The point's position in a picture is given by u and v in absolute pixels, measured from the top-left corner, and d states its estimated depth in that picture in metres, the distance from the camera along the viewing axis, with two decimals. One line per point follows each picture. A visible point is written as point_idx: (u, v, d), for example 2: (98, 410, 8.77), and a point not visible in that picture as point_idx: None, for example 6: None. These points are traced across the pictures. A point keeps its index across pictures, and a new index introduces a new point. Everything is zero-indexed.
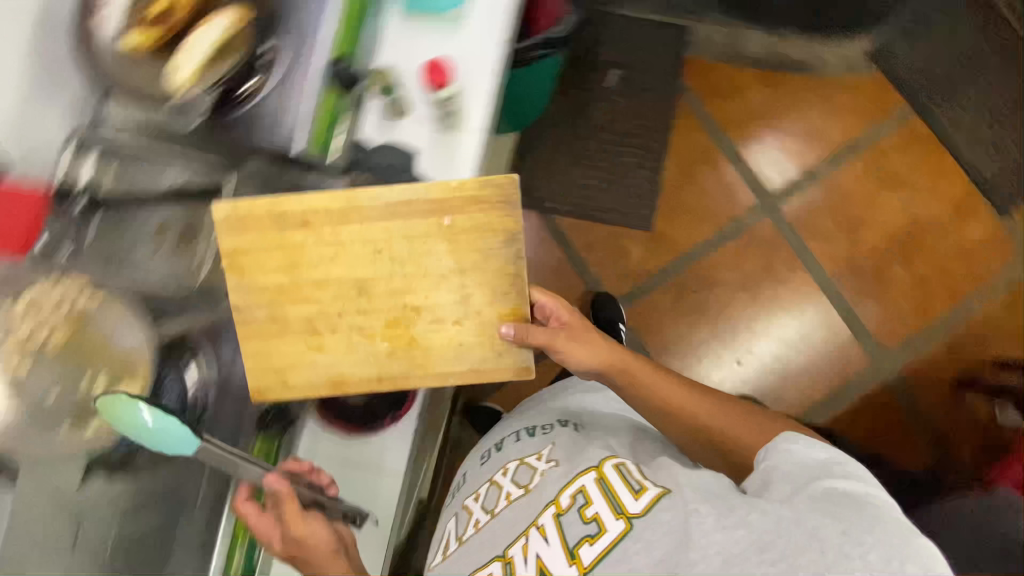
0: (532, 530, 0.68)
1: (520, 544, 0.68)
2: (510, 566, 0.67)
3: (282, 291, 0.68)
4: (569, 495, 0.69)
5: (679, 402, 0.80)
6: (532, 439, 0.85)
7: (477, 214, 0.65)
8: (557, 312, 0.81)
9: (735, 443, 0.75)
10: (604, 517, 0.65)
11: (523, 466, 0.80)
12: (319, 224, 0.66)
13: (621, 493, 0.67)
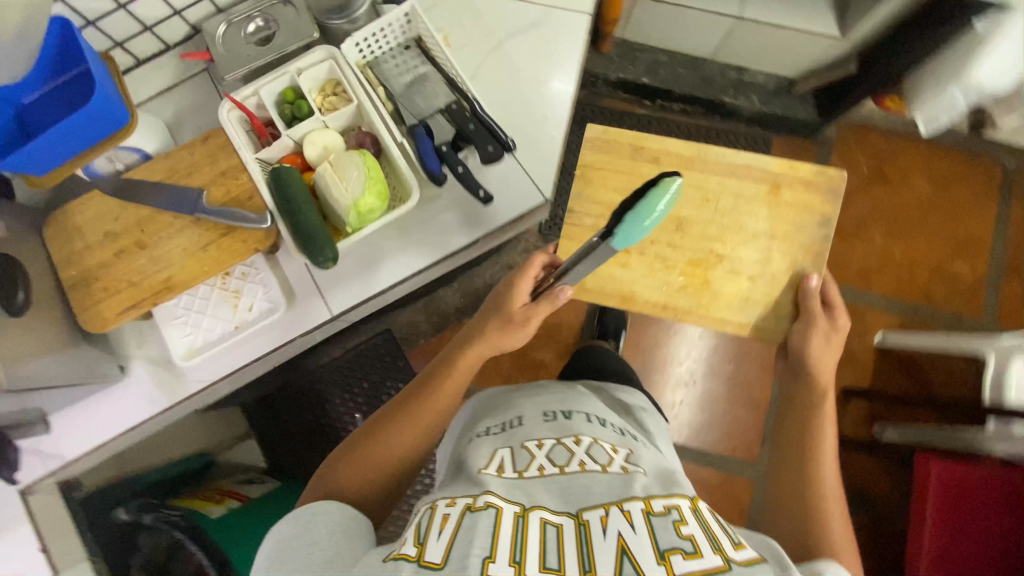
0: (578, 529, 0.87)
1: (597, 514, 0.88)
2: (524, 519, 0.86)
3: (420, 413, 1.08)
4: (664, 505, 0.90)
5: (828, 480, 1.03)
6: (573, 424, 1.10)
7: (801, 190, 1.21)
8: (835, 318, 1.16)
9: (818, 492, 1.01)
10: (698, 544, 0.83)
11: (597, 447, 1.03)
12: (702, 262, 1.20)
13: (718, 534, 0.87)
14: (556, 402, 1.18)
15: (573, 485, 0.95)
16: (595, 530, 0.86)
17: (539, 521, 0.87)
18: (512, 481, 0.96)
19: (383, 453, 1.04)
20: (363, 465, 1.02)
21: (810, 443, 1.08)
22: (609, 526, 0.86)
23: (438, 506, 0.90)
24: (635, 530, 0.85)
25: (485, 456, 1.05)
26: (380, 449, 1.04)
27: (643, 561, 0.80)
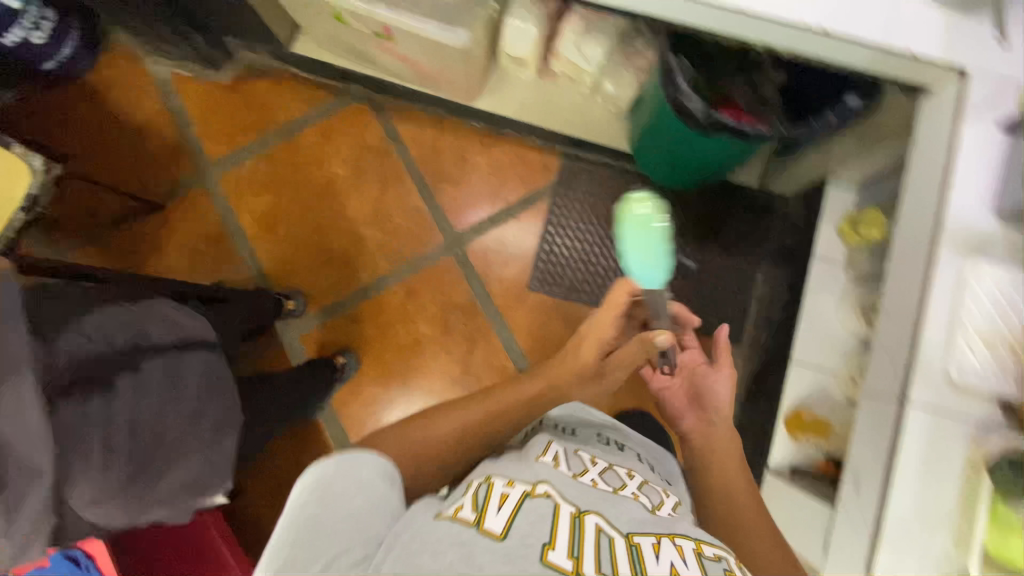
0: (527, 497, 0.64)
1: (650, 541, 0.64)
2: (579, 522, 0.63)
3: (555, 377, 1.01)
4: (542, 487, 0.67)
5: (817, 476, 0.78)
6: (630, 460, 0.86)
7: None
8: None
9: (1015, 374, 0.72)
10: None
11: (651, 487, 0.78)
12: None
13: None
14: (594, 422, 0.94)
15: (598, 497, 0.69)
16: (499, 494, 0.65)
17: (596, 532, 0.62)
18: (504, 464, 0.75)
19: (422, 441, 0.82)
20: (415, 452, 0.80)
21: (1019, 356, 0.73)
22: (498, 491, 0.66)
23: (494, 480, 0.68)
24: (502, 509, 0.63)
25: (542, 444, 0.79)
26: (411, 440, 0.81)
27: (497, 527, 0.60)
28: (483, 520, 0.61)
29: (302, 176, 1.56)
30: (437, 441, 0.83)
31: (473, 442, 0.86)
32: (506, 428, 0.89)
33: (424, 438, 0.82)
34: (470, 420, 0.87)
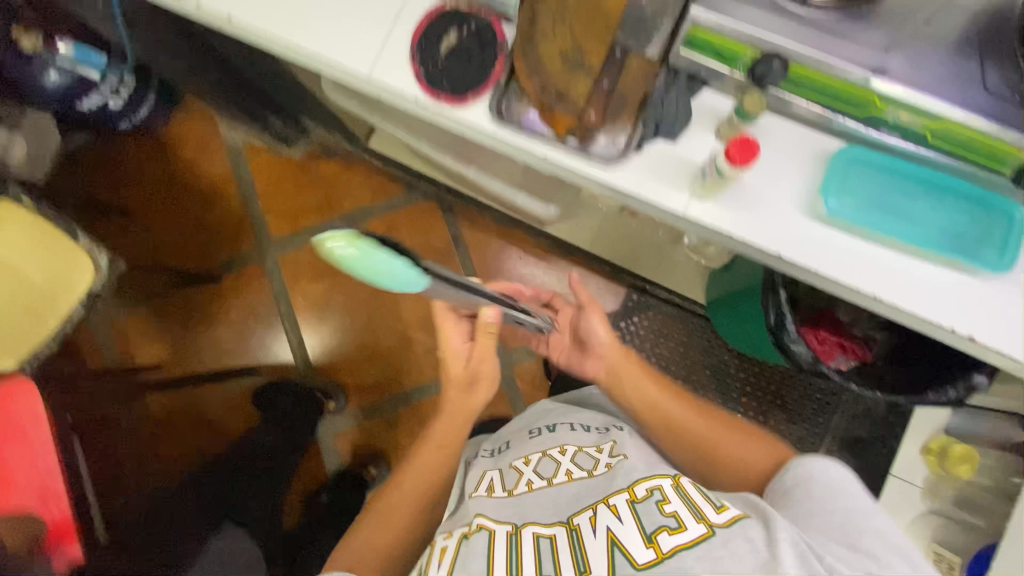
0: (466, 540, 0.74)
1: (587, 516, 0.74)
2: (516, 537, 0.74)
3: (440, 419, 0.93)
4: (477, 525, 0.75)
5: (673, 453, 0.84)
6: (565, 435, 0.93)
7: None
8: None
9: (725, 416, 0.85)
10: (685, 517, 0.69)
11: (585, 454, 0.87)
12: None
13: (703, 504, 0.71)
14: (541, 419, 1.02)
15: (534, 501, 0.80)
16: (439, 549, 0.75)
17: (531, 535, 0.74)
18: (458, 518, 0.81)
19: (371, 543, 0.84)
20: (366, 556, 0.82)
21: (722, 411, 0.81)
22: (438, 547, 0.76)
23: (445, 540, 0.77)
24: (442, 565, 0.74)
25: (476, 480, 0.88)
26: (361, 550, 0.83)
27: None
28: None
29: (354, 267, 1.53)
30: (381, 531, 0.85)
31: (419, 520, 0.87)
32: (438, 477, 0.90)
33: (371, 543, 0.84)
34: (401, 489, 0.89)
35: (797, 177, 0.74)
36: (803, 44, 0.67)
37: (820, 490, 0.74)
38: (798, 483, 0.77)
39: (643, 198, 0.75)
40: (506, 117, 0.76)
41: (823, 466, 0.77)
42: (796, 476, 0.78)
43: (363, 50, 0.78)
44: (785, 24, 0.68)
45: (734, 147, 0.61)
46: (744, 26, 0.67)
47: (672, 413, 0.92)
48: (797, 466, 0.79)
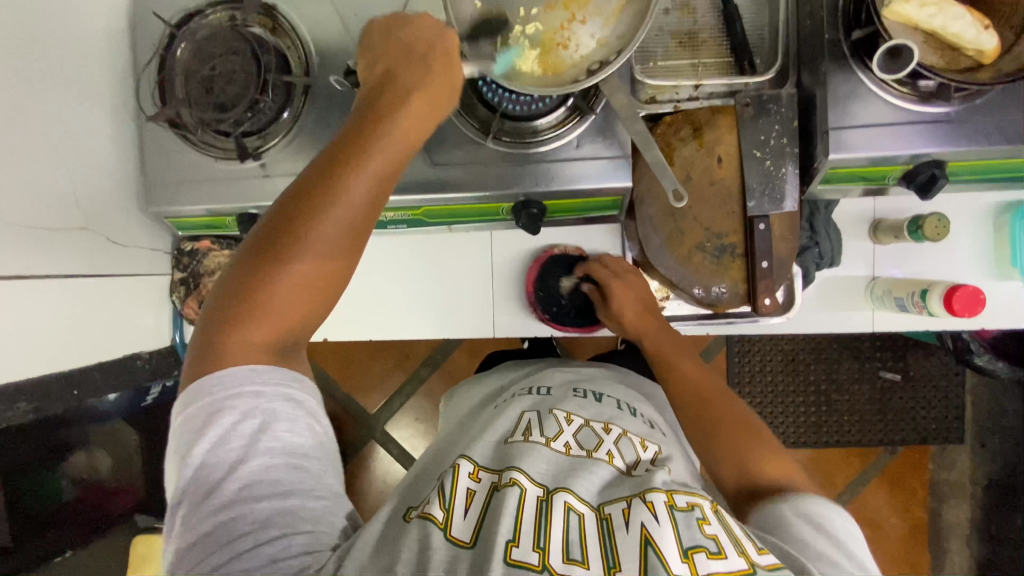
0: (494, 493, 0.52)
1: (622, 506, 0.51)
2: (546, 506, 0.50)
3: (363, 163, 0.48)
4: (508, 476, 0.53)
5: (718, 415, 0.61)
6: (612, 412, 0.64)
7: None
8: None
9: (731, 438, 0.59)
10: (727, 544, 0.47)
11: (628, 440, 0.60)
12: None
13: (744, 538, 0.49)
14: (585, 377, 0.71)
15: (572, 470, 0.55)
16: (463, 491, 0.53)
17: (563, 506, 0.50)
18: (434, 467, 0.62)
19: (286, 288, 0.48)
20: (268, 324, 0.48)
21: (706, 390, 0.63)
22: (462, 485, 0.53)
23: (459, 466, 0.56)
24: (468, 511, 0.51)
25: (508, 418, 0.63)
26: (278, 291, 0.48)
27: (463, 534, 0.49)
28: (449, 521, 0.50)
29: None
30: (298, 291, 0.49)
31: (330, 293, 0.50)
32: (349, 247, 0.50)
33: (303, 272, 0.48)
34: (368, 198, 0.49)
35: (971, 245, 0.69)
36: (962, 142, 0.60)
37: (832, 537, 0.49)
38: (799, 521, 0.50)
39: (823, 333, 0.72)
40: None
41: (840, 518, 0.50)
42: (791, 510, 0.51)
43: (483, 315, 0.75)
44: (934, 128, 0.60)
45: (957, 297, 0.58)
46: (895, 153, 0.61)
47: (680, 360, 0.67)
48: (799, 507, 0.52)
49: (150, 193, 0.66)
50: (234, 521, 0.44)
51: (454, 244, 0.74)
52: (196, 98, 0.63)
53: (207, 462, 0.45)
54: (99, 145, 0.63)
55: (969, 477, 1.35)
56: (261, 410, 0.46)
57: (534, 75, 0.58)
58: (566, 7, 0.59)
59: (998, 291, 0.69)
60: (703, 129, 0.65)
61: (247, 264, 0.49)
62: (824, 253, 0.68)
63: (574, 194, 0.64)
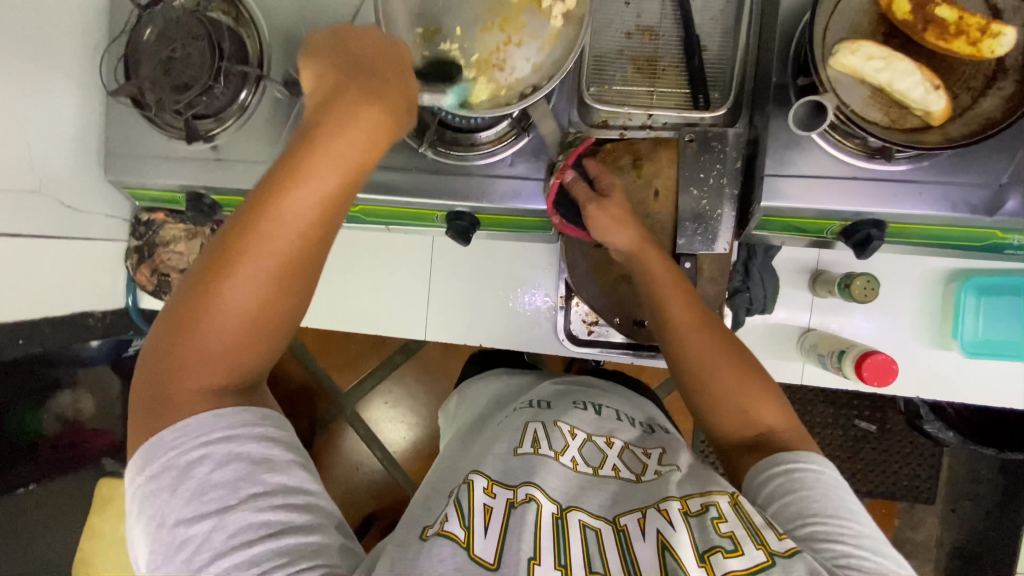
0: (512, 510, 0.49)
1: (636, 517, 0.50)
2: (563, 525, 0.48)
3: (319, 146, 0.44)
4: (525, 491, 0.50)
5: (690, 334, 0.58)
6: (612, 423, 0.64)
7: None
8: None
9: (707, 372, 0.57)
10: (743, 539, 0.46)
11: (630, 451, 0.59)
12: None
13: (762, 526, 0.48)
14: (578, 390, 0.70)
15: (584, 487, 0.54)
16: (480, 506, 0.49)
17: (576, 523, 0.49)
18: (445, 486, 0.56)
19: (233, 321, 0.44)
20: (227, 353, 0.45)
21: (681, 310, 0.58)
22: (478, 500, 0.50)
23: (472, 481, 0.52)
24: (488, 530, 0.47)
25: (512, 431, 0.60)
26: (227, 320, 0.44)
27: (487, 554, 0.45)
28: (471, 538, 0.46)
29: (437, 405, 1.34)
30: (244, 322, 0.45)
31: (284, 306, 0.46)
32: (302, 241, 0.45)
33: (249, 297, 0.44)
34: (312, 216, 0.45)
35: (914, 308, 0.67)
36: (904, 204, 0.58)
37: (825, 497, 0.49)
38: (793, 487, 0.50)
39: None
40: (578, 337, 0.74)
41: (827, 463, 0.52)
42: (779, 470, 0.51)
43: (416, 314, 0.77)
44: (876, 186, 0.58)
45: (870, 364, 0.56)
46: (832, 208, 0.59)
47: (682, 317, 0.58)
48: (785, 466, 0.52)
49: (110, 162, 0.70)
50: (236, 567, 0.39)
51: (394, 244, 0.76)
52: (155, 79, 0.66)
53: (187, 516, 0.40)
54: (63, 114, 0.66)
55: (932, 538, 1.30)
56: (236, 454, 0.42)
57: (488, 98, 0.58)
58: (502, 28, 0.60)
59: (940, 359, 0.67)
60: (642, 161, 0.64)
61: (185, 309, 0.44)
62: (756, 298, 0.67)
63: (502, 210, 0.66)
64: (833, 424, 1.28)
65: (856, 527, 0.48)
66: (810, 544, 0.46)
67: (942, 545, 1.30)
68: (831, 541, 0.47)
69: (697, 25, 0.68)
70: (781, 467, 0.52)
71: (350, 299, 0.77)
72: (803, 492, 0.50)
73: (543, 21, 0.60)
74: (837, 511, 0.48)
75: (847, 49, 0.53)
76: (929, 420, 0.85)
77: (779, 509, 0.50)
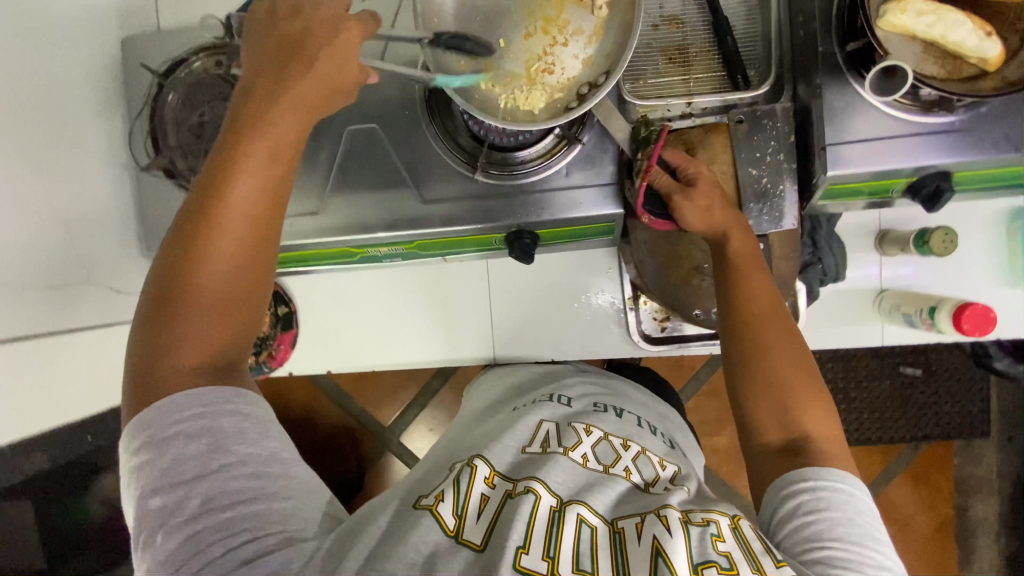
0: (508, 502, 0.49)
1: (635, 519, 0.48)
2: (559, 517, 0.47)
3: (279, 100, 0.46)
4: (524, 484, 0.50)
5: (761, 310, 0.57)
6: (631, 428, 0.62)
7: None
8: None
9: (770, 357, 0.55)
10: (740, 561, 0.45)
11: (647, 458, 0.57)
12: None
13: (762, 553, 0.46)
14: (592, 389, 0.69)
15: (590, 483, 0.52)
16: (477, 497, 0.49)
17: (576, 518, 0.48)
18: (448, 461, 0.58)
19: (209, 293, 0.44)
20: (204, 328, 0.44)
21: (750, 283, 0.58)
22: (476, 491, 0.50)
23: (474, 469, 0.52)
24: (480, 517, 0.48)
25: (527, 427, 0.59)
26: (203, 289, 0.44)
27: (475, 538, 0.46)
28: (460, 528, 0.47)
29: None
30: (215, 301, 0.44)
31: (257, 271, 0.46)
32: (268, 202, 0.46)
33: (221, 277, 0.44)
34: (267, 188, 0.46)
35: (983, 252, 0.67)
36: (968, 152, 0.57)
37: (846, 525, 0.48)
38: (818, 507, 0.49)
39: (832, 348, 0.71)
40: (652, 336, 0.73)
41: (855, 487, 0.50)
42: (804, 489, 0.50)
43: (481, 338, 0.76)
44: (938, 138, 0.58)
45: (971, 313, 0.59)
46: (898, 167, 0.58)
47: (752, 294, 0.58)
48: (808, 486, 0.50)
49: (150, 240, 0.68)
50: (206, 531, 0.40)
51: (451, 273, 0.75)
52: (188, 146, 0.64)
53: (168, 483, 0.41)
54: (97, 196, 0.64)
55: (996, 470, 1.31)
56: (209, 431, 0.42)
57: (547, 103, 0.58)
58: (545, 31, 0.59)
59: (1014, 300, 0.67)
60: (696, 149, 0.64)
61: (158, 296, 0.44)
62: (828, 268, 0.67)
63: (563, 222, 0.64)
64: (881, 375, 1.28)
65: (871, 558, 0.47)
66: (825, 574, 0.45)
67: (1007, 476, 1.30)
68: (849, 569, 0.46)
69: (722, 6, 0.68)
70: (808, 484, 0.50)
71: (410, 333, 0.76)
72: (825, 517, 0.48)
73: (585, 15, 0.59)
74: (857, 542, 0.47)
75: (896, 8, 0.52)
76: (997, 359, 0.85)
77: (795, 533, 0.48)
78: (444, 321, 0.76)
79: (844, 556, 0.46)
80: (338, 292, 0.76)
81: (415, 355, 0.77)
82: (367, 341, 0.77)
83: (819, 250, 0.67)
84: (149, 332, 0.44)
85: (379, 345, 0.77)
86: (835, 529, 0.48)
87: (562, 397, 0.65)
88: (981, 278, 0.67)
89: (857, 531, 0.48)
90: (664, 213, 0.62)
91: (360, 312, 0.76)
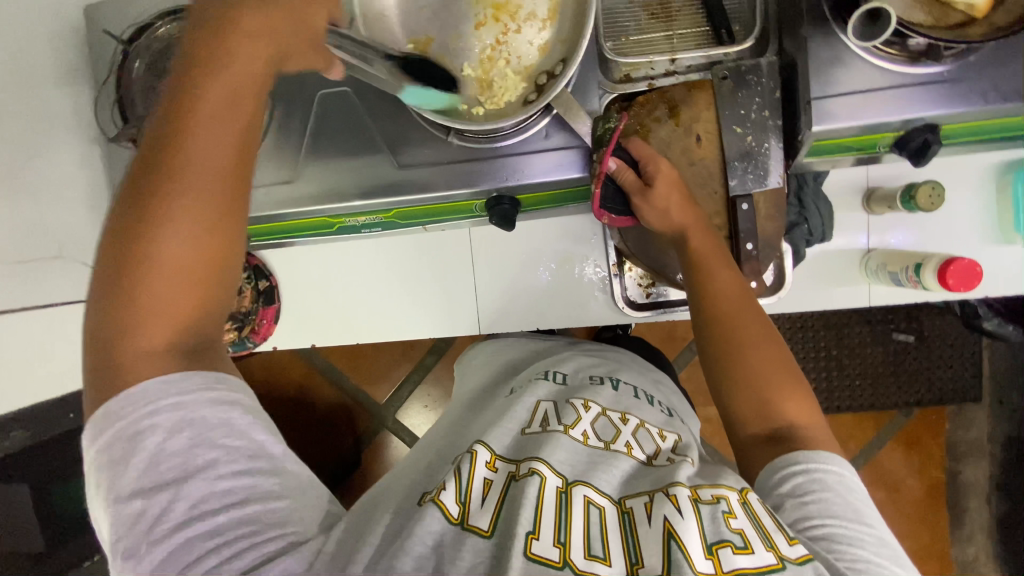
0: (513, 485, 0.47)
1: (643, 500, 0.47)
2: (566, 499, 0.46)
3: (231, 39, 0.41)
4: (528, 467, 0.48)
5: (729, 298, 0.58)
6: (629, 399, 0.60)
7: None
8: None
9: (743, 343, 0.56)
10: (754, 538, 0.43)
11: (645, 430, 0.56)
12: None
13: (773, 529, 0.45)
14: (585, 359, 0.67)
15: (594, 462, 0.51)
16: (479, 479, 0.48)
17: (582, 503, 0.46)
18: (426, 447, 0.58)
19: (167, 265, 0.40)
20: (171, 305, 0.41)
21: (716, 274, 0.59)
22: (479, 473, 0.49)
23: (476, 450, 0.51)
24: (485, 501, 0.47)
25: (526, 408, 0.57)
26: (160, 260, 0.40)
27: (481, 524, 0.45)
28: (465, 514, 0.45)
29: None
30: (182, 263, 0.41)
31: (223, 240, 0.42)
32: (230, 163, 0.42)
33: (187, 235, 0.40)
34: (226, 141, 0.41)
35: (968, 207, 0.66)
36: (955, 104, 0.55)
37: (841, 502, 0.48)
38: (813, 489, 0.49)
39: (817, 309, 0.70)
40: (637, 302, 0.73)
41: (844, 464, 0.51)
42: (799, 471, 0.50)
43: (465, 308, 0.75)
44: (922, 90, 0.56)
45: (954, 268, 0.59)
46: (882, 122, 0.57)
47: (723, 290, 0.59)
48: (803, 466, 0.50)
49: None
50: (202, 536, 0.39)
51: (432, 242, 0.74)
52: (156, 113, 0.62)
53: (146, 487, 0.39)
54: (67, 169, 0.63)
55: (987, 433, 1.31)
56: (188, 423, 0.40)
57: (515, 91, 0.59)
58: (497, 19, 0.59)
59: (998, 256, 0.66)
60: (679, 107, 0.62)
61: (111, 256, 0.41)
62: (814, 229, 0.66)
63: (544, 186, 0.63)
64: (873, 339, 1.27)
65: (867, 534, 0.47)
66: (826, 553, 0.45)
67: (997, 439, 1.31)
68: (847, 548, 0.46)
69: None
70: (800, 466, 0.50)
71: (392, 305, 0.76)
72: (820, 496, 0.48)
73: None
74: (853, 519, 0.47)
75: None
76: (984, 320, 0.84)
77: (792, 515, 0.48)
78: (426, 292, 0.75)
79: (842, 533, 0.46)
80: (317, 266, 0.75)
81: (398, 328, 0.76)
82: (350, 315, 0.76)
83: (806, 211, 0.66)
84: (111, 307, 0.40)
85: (361, 319, 0.77)
86: (831, 507, 0.48)
87: (554, 371, 0.64)
88: (968, 236, 0.66)
89: (850, 507, 0.48)
90: (624, 210, 0.64)
91: (342, 287, 0.76)
